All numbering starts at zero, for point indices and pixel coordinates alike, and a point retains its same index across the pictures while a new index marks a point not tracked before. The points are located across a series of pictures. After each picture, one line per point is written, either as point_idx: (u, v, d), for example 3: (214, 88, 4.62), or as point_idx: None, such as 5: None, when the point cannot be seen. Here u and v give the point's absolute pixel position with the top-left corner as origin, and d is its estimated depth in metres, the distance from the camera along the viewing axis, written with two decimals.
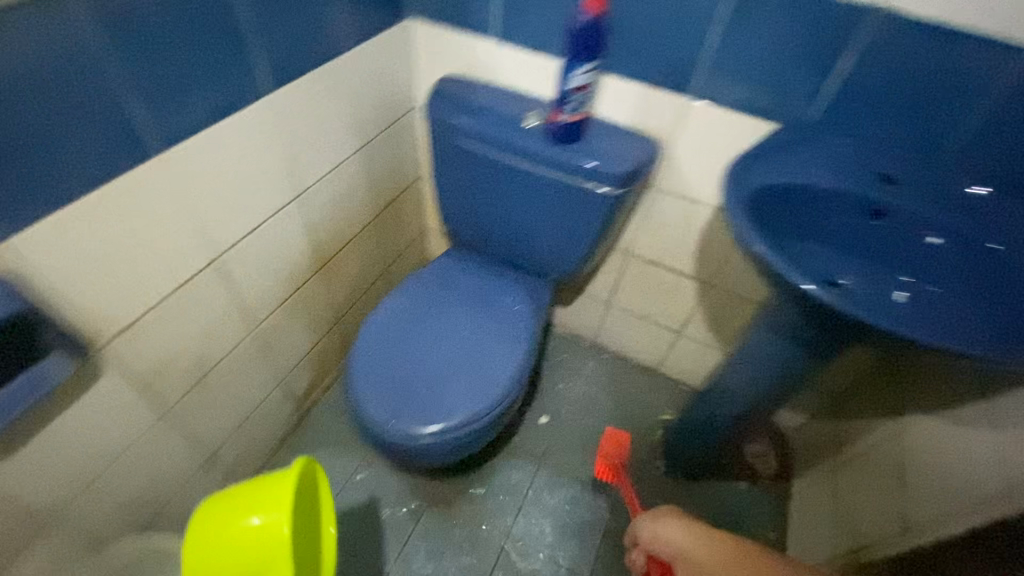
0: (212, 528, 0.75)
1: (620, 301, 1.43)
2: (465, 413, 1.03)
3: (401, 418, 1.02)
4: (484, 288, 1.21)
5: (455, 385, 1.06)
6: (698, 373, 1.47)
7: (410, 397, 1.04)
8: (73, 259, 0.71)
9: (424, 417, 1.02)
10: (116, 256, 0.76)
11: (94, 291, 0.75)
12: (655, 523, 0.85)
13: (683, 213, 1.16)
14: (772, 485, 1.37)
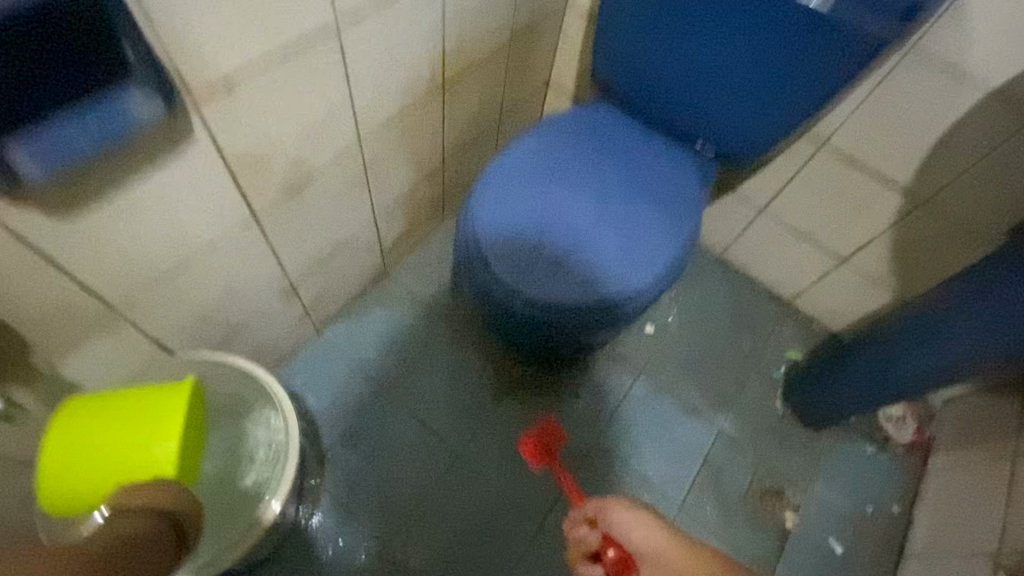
0: (75, 435, 0.72)
1: (780, 208, 1.17)
2: (607, 295, 0.82)
3: (529, 281, 0.81)
4: (647, 149, 0.94)
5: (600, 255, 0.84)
6: (848, 312, 1.22)
7: (545, 256, 0.83)
8: None
9: (560, 285, 0.81)
10: None
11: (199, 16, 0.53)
12: (624, 515, 0.76)
13: (935, 93, 0.86)
14: (904, 455, 1.16)
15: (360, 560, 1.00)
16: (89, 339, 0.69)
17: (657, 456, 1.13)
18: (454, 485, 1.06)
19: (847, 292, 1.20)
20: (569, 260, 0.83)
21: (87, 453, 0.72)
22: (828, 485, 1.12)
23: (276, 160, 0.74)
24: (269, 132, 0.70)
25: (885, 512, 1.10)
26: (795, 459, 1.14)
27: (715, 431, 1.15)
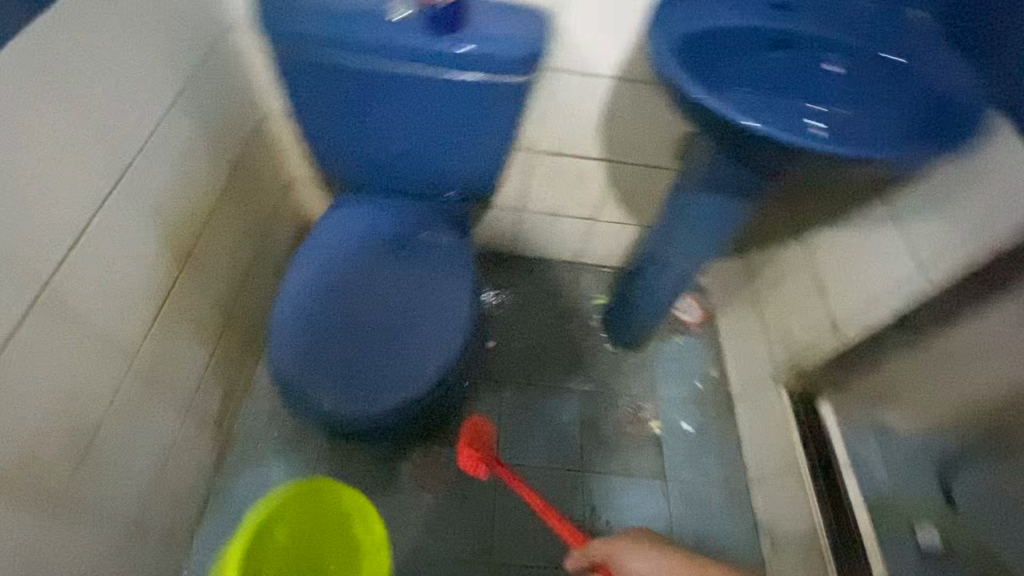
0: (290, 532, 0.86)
1: (531, 204, 1.37)
2: (437, 365, 0.96)
3: (371, 398, 0.93)
4: (400, 231, 1.09)
5: (410, 343, 0.98)
6: (618, 252, 1.50)
7: (373, 369, 0.95)
8: None
9: (398, 384, 0.94)
10: None
11: None
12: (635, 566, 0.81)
13: (581, 91, 1.09)
14: (705, 329, 1.49)
15: None
16: None
17: (545, 442, 1.32)
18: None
19: (611, 239, 1.46)
20: (391, 359, 0.96)
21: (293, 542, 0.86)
22: (668, 384, 1.41)
23: (49, 447, 0.69)
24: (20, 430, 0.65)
25: (710, 379, 1.42)
26: (638, 379, 1.41)
27: (574, 398, 1.37)
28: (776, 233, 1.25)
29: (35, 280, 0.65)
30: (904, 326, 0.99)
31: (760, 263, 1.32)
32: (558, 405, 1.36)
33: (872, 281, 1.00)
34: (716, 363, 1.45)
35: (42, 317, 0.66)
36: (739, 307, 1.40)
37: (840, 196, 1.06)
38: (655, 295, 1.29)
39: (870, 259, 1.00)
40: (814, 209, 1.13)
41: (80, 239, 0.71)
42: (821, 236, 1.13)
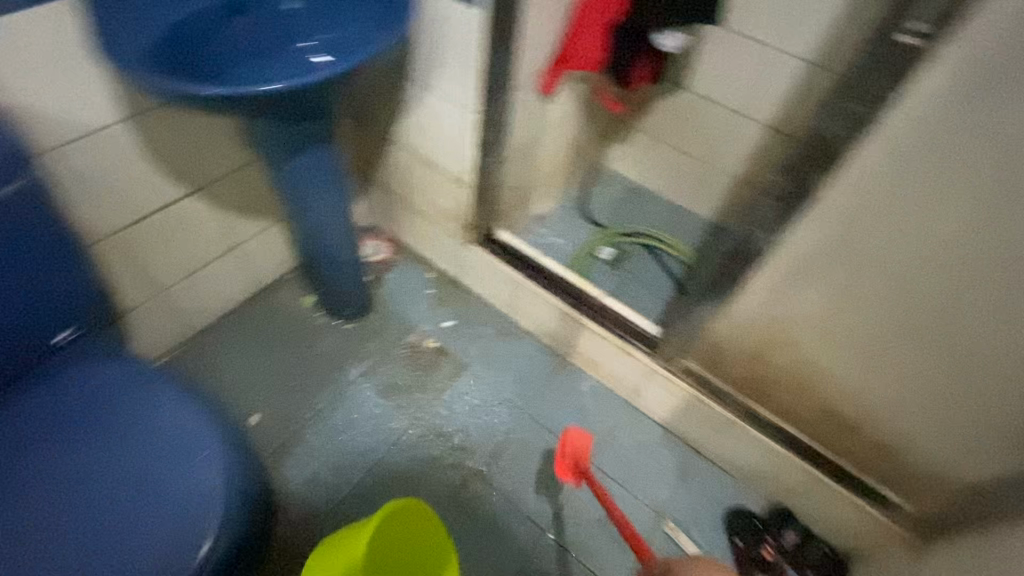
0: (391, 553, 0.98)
1: (166, 279, 1.26)
2: (213, 484, 0.81)
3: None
4: (54, 413, 0.86)
5: (164, 492, 0.80)
6: (284, 252, 1.52)
7: (120, 562, 0.75)
8: None
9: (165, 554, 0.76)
10: None
11: None
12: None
13: (100, 154, 0.96)
14: (397, 251, 1.67)
15: None
16: None
17: (369, 435, 1.35)
18: None
19: (265, 248, 1.45)
20: (137, 536, 0.77)
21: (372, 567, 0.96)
22: (409, 309, 1.57)
23: None
24: None
25: (430, 279, 1.63)
26: (388, 326, 1.53)
27: (359, 384, 1.43)
28: (372, 148, 1.44)
29: None
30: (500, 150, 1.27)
31: (384, 179, 1.51)
32: (352, 401, 1.40)
33: (445, 137, 1.24)
34: (427, 266, 1.66)
35: None
36: (403, 218, 1.59)
37: (382, 92, 1.26)
38: (337, 256, 1.39)
39: (433, 122, 1.23)
40: (380, 113, 1.32)
41: None
42: (399, 131, 1.33)
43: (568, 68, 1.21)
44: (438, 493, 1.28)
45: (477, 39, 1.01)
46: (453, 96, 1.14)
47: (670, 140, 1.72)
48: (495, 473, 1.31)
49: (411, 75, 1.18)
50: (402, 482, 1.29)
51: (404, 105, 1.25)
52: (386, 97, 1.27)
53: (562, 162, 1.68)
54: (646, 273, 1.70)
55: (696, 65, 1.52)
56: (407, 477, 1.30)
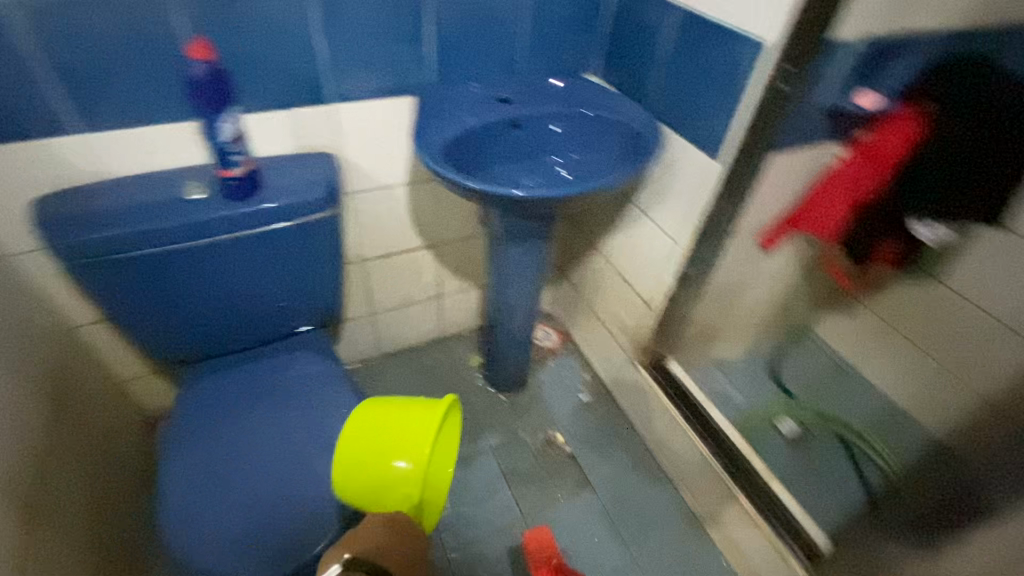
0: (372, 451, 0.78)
1: (381, 306, 1.48)
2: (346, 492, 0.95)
3: (274, 555, 0.87)
4: (270, 378, 1.11)
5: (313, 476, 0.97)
6: (472, 314, 1.68)
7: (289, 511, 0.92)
8: None
9: (304, 528, 0.90)
10: None
11: None
12: None
13: (384, 201, 1.24)
14: (566, 348, 1.73)
15: None
16: None
17: (482, 508, 1.36)
18: None
19: (459, 306, 1.63)
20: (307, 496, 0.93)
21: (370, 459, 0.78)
22: (556, 404, 1.59)
23: None
24: None
25: (588, 384, 1.63)
26: (533, 412, 1.57)
27: (492, 456, 1.46)
28: (576, 250, 1.56)
29: None
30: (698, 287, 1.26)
31: (577, 279, 1.61)
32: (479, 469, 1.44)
33: (651, 261, 1.28)
34: (587, 369, 1.68)
35: None
36: (583, 318, 1.66)
37: (602, 207, 1.39)
38: (511, 335, 1.48)
39: (642, 245, 1.29)
40: (596, 222, 1.43)
41: None
42: (607, 242, 1.42)
43: (801, 229, 1.15)
44: None
45: (707, 185, 1.06)
46: (671, 228, 1.19)
47: (901, 331, 1.49)
48: None
49: (634, 200, 1.27)
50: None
51: (621, 224, 1.34)
52: (606, 209, 1.38)
53: (765, 318, 1.56)
54: (833, 470, 1.43)
55: (955, 264, 1.33)
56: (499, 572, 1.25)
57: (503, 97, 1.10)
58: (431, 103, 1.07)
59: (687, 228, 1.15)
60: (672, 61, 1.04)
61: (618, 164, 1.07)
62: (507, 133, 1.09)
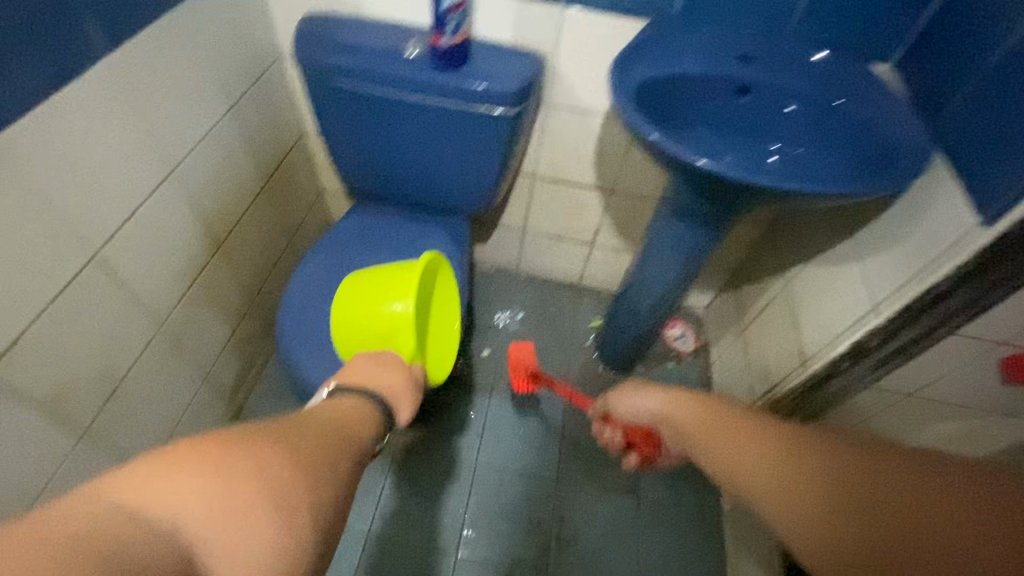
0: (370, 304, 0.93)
1: (533, 227, 1.49)
2: None
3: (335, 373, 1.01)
4: (407, 237, 1.23)
5: None
6: (616, 278, 1.59)
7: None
8: None
9: None
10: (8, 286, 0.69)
11: None
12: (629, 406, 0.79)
13: (575, 125, 1.19)
14: (694, 360, 1.55)
15: None
16: None
17: (525, 449, 1.36)
18: (372, 561, 1.18)
19: (606, 264, 1.55)
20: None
21: (369, 313, 0.92)
22: None
23: (83, 381, 0.83)
24: (67, 362, 0.80)
25: None
26: None
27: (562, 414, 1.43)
28: (759, 264, 1.33)
29: (86, 244, 0.79)
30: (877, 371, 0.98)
31: (744, 297, 1.39)
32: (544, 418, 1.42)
33: (833, 313, 1.03)
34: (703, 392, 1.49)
35: (91, 274, 0.81)
36: (728, 340, 1.45)
37: (813, 230, 1.13)
38: (637, 314, 1.37)
39: (834, 290, 1.04)
40: (794, 243, 1.19)
41: (129, 219, 0.86)
42: (797, 270, 1.18)
43: None
44: (516, 547, 1.22)
45: (958, 253, 0.78)
46: (877, 286, 0.92)
47: None
48: None
49: (853, 236, 1.01)
50: (503, 509, 1.27)
51: (822, 256, 1.09)
52: (813, 233, 1.13)
53: None
54: None
55: None
56: (510, 511, 1.27)
57: (744, 53, 0.93)
58: (660, 34, 0.95)
59: (899, 297, 0.87)
60: (999, 72, 0.74)
61: (842, 179, 0.85)
62: (726, 96, 0.94)
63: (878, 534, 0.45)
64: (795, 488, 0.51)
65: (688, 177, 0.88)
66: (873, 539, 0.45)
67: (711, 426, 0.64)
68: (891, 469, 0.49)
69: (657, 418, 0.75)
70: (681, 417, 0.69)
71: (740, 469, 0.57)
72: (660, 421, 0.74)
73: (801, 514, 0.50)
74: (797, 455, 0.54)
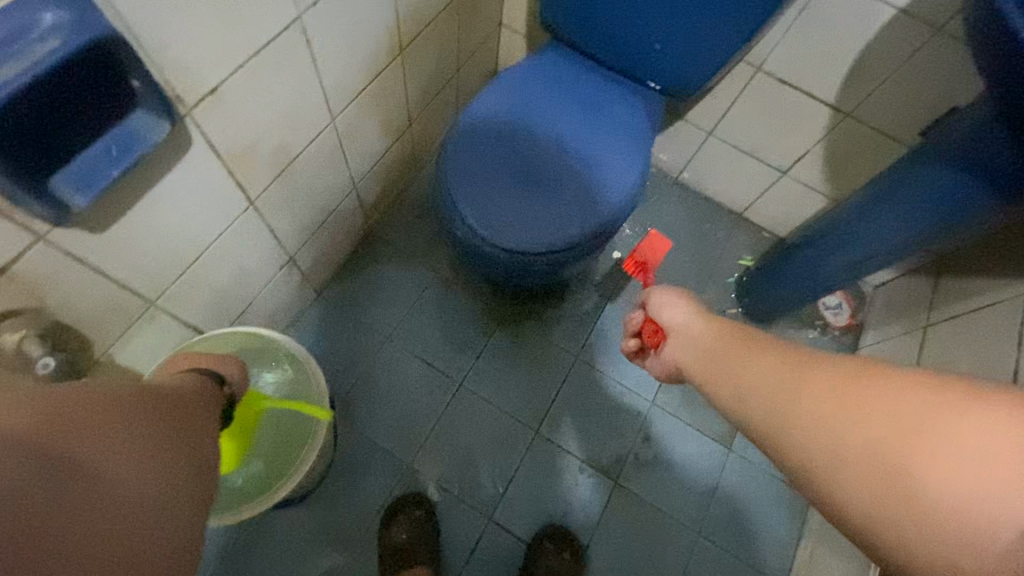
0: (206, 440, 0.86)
1: (724, 132, 1.27)
2: (570, 233, 0.97)
3: (492, 225, 0.97)
4: (595, 95, 1.06)
5: (558, 202, 0.98)
6: (789, 220, 1.37)
7: (516, 213, 0.97)
8: (198, 21, 0.60)
9: (525, 229, 0.97)
10: (225, 20, 0.63)
11: (192, 43, 0.61)
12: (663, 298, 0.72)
13: (851, 15, 0.93)
14: (841, 338, 1.36)
15: (385, 481, 1.14)
16: (130, 328, 0.79)
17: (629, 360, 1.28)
18: (459, 410, 1.20)
19: (787, 200, 1.33)
20: (534, 218, 0.97)
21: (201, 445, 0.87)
22: None
23: (261, 149, 0.81)
24: (252, 123, 0.77)
25: None
26: None
27: None
28: (987, 258, 1.08)
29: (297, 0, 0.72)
30: None
31: (949, 289, 1.15)
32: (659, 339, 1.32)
33: None
34: None
35: (292, 37, 0.74)
36: (899, 329, 1.24)
37: None
38: (814, 270, 1.17)
39: None
40: None
41: None
42: None
43: None
44: (593, 444, 1.21)
45: None
46: None
47: None
48: (617, 511, 1.15)
49: None
50: (593, 407, 1.24)
51: None
52: None
53: None
54: None
55: None
56: (600, 410, 1.23)
57: None
58: None
59: None
60: None
61: None
62: None
63: (879, 424, 0.42)
64: (794, 405, 0.48)
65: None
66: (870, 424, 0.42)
67: (723, 359, 0.58)
68: (885, 372, 0.44)
69: (677, 327, 0.69)
70: (701, 338, 0.64)
71: (756, 398, 0.52)
72: (680, 336, 0.67)
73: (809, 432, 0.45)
74: (795, 374, 0.50)
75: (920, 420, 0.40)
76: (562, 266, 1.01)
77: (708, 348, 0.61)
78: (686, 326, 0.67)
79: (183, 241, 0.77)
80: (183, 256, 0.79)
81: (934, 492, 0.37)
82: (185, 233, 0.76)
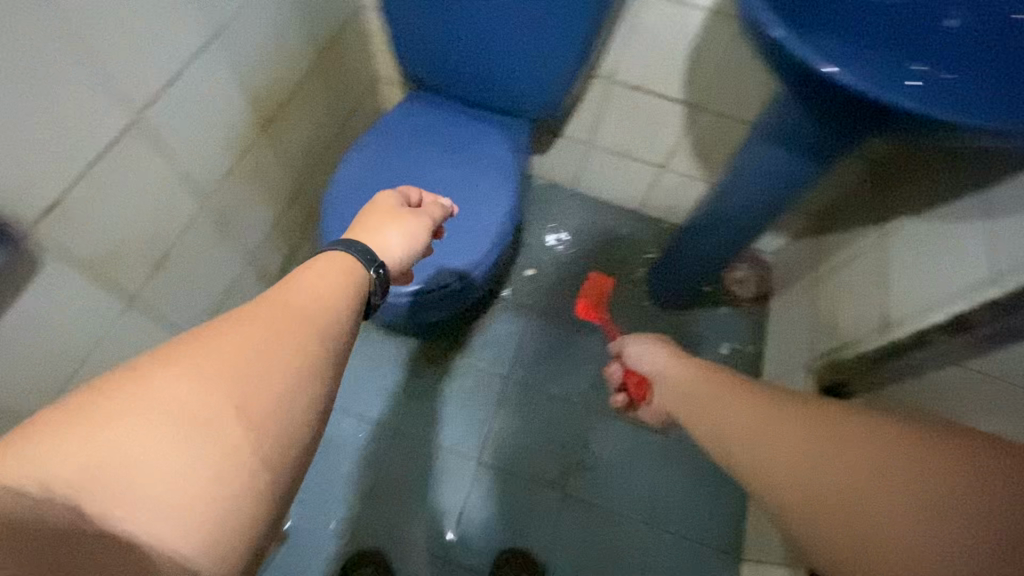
0: None
1: (600, 140, 1.34)
2: (455, 266, 1.00)
3: None
4: (462, 133, 1.12)
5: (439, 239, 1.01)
6: (680, 208, 1.45)
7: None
8: (17, 146, 0.62)
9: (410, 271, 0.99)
10: (50, 139, 0.65)
11: (16, 168, 0.62)
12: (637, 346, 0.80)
13: (669, 22, 1.02)
14: (751, 308, 1.44)
15: (334, 545, 1.13)
16: None
17: (558, 371, 1.32)
18: (398, 457, 1.21)
19: (673, 192, 1.41)
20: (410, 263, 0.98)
21: None
22: (694, 345, 1.39)
23: (128, 248, 0.82)
24: (110, 226, 0.78)
25: (743, 353, 1.38)
26: (666, 336, 1.40)
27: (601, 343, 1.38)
28: (851, 213, 1.17)
29: (130, 104, 0.74)
30: (960, 332, 0.83)
31: (827, 246, 1.24)
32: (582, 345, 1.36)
33: (932, 277, 0.89)
34: (755, 341, 1.40)
35: (135, 137, 0.77)
36: (795, 290, 1.33)
37: (929, 184, 0.96)
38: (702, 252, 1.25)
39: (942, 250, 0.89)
40: (899, 194, 1.03)
41: (174, 79, 0.80)
42: (898, 223, 1.02)
43: None
44: (534, 459, 1.23)
45: None
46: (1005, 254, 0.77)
47: None
48: (569, 521, 1.18)
49: (997, 192, 0.82)
50: (530, 424, 1.26)
51: (932, 210, 0.94)
52: (925, 185, 0.97)
53: None
54: None
55: None
56: (538, 425, 1.26)
57: None
58: None
59: None
60: None
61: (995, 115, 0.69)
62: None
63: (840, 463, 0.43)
64: (774, 439, 0.48)
65: (799, 82, 0.73)
66: (827, 469, 0.43)
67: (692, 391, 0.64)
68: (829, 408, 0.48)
69: (655, 371, 0.75)
70: (673, 374, 0.70)
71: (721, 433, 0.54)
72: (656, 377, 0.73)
73: (770, 470, 0.47)
74: (778, 411, 0.51)
75: (884, 466, 0.40)
76: (457, 298, 1.04)
77: (683, 389, 0.65)
78: (662, 370, 0.73)
79: (58, 355, 0.77)
80: (62, 368, 0.78)
81: (889, 545, 0.37)
82: (59, 346, 0.76)
